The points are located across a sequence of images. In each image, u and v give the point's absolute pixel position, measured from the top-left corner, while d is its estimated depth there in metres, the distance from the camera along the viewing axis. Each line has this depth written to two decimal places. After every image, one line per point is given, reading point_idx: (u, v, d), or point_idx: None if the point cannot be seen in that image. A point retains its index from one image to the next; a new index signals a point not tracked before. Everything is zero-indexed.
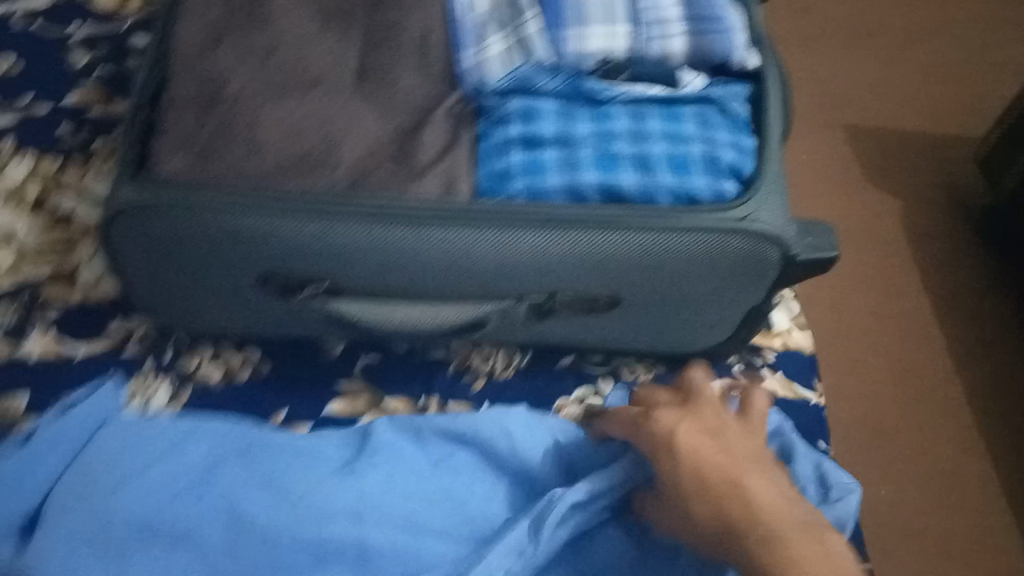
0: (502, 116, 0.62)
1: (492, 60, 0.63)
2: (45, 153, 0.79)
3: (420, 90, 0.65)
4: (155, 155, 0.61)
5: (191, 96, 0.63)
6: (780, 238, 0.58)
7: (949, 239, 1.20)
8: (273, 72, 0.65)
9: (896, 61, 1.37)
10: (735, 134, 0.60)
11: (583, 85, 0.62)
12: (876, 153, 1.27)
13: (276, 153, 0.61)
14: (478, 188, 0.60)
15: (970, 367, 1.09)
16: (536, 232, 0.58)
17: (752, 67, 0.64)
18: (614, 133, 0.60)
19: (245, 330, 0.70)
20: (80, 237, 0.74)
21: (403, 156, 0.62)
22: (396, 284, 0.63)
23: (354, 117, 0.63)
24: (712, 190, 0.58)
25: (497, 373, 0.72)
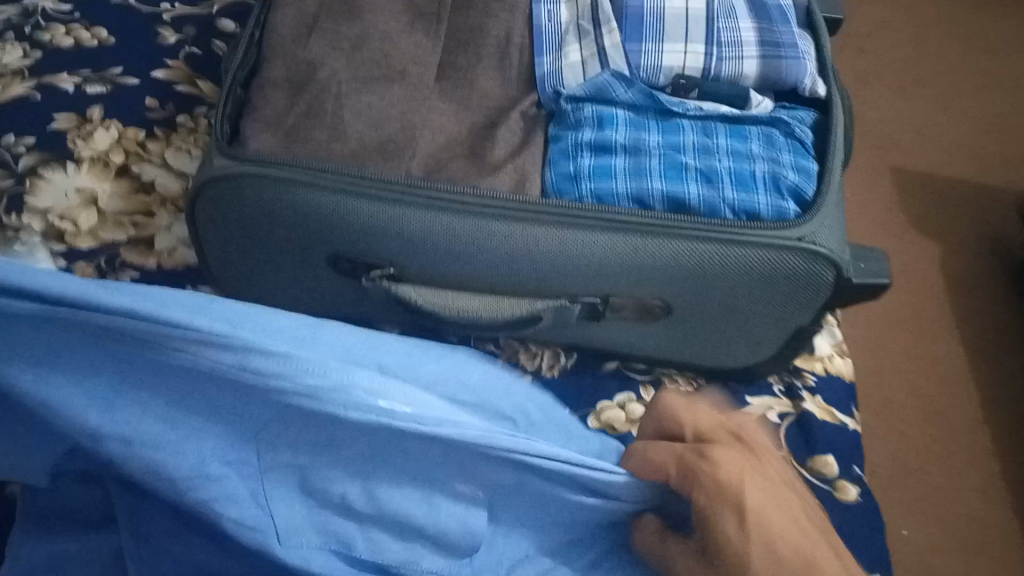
0: (575, 122, 0.65)
1: (569, 69, 0.68)
2: (132, 122, 0.83)
3: (498, 91, 0.68)
4: (247, 132, 0.65)
5: (284, 80, 0.67)
6: (836, 261, 0.60)
7: (990, 287, 1.20)
8: (361, 63, 0.69)
9: (949, 107, 1.39)
10: (798, 157, 0.63)
11: (655, 98, 0.65)
12: (922, 195, 1.28)
13: (358, 138, 0.65)
14: (547, 187, 0.63)
15: (1001, 413, 1.09)
16: (599, 235, 0.60)
17: (820, 95, 0.66)
18: (682, 146, 0.63)
19: (306, 307, 0.73)
20: (158, 206, 0.78)
21: (477, 152, 0.65)
22: (456, 275, 0.65)
23: (434, 111, 0.67)
24: (773, 207, 0.60)
25: (543, 371, 0.74)
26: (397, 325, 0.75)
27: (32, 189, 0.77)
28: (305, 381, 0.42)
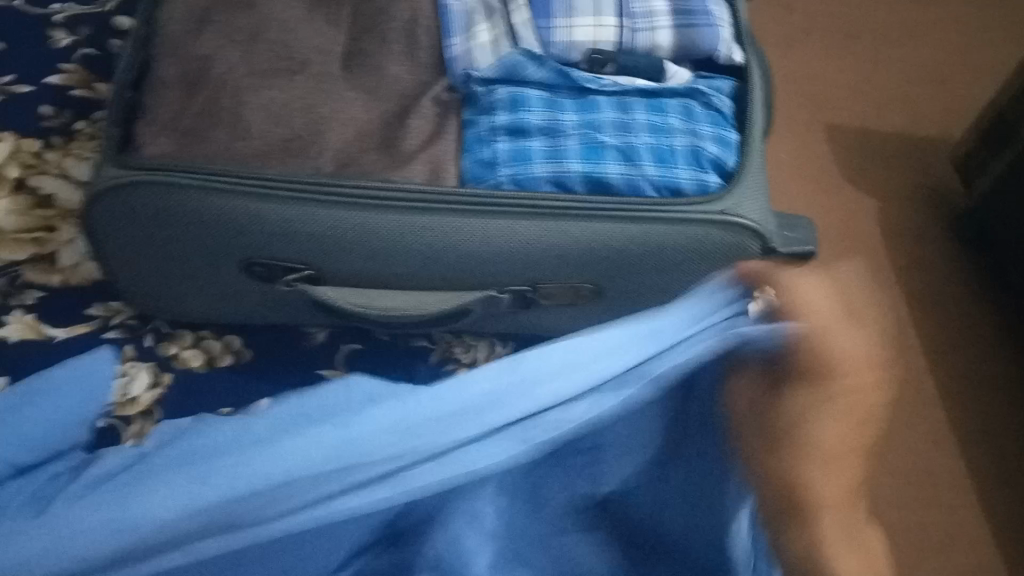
0: (488, 105, 0.62)
1: (479, 49, 0.65)
2: (25, 134, 0.78)
3: (408, 78, 0.65)
4: (141, 138, 0.61)
5: (177, 79, 0.63)
6: (760, 231, 0.59)
7: (925, 239, 1.22)
8: (260, 55, 0.65)
9: (877, 62, 1.39)
10: (718, 128, 0.61)
11: (569, 76, 0.63)
12: (855, 152, 1.29)
13: (261, 137, 0.61)
14: (464, 175, 0.61)
15: (943, 360, 1.11)
16: (521, 222, 0.58)
17: (737, 62, 0.65)
18: (600, 124, 0.61)
19: (224, 316, 0.69)
20: (61, 220, 0.74)
21: (390, 144, 0.62)
22: (377, 274, 0.62)
23: (341, 102, 0.64)
24: (695, 181, 0.59)
25: (479, 363, 0.73)
26: (325, 327, 0.72)
27: None
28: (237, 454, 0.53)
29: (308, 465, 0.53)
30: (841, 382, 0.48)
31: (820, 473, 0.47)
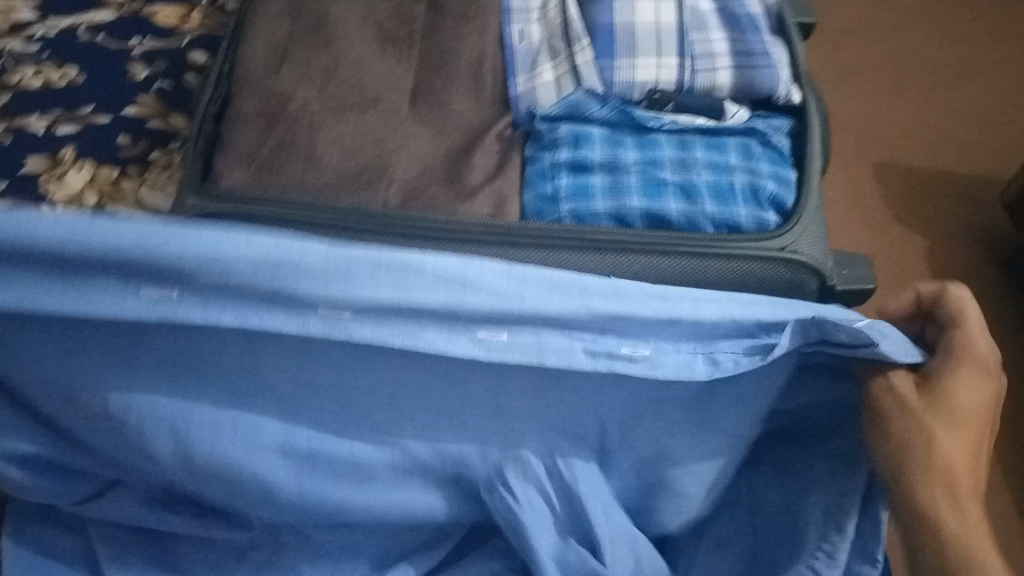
0: (551, 142, 0.64)
1: (543, 88, 0.68)
2: (104, 162, 0.82)
3: (472, 114, 0.68)
4: (220, 168, 0.64)
5: (255, 113, 0.67)
6: (819, 269, 0.59)
7: (978, 279, 1.20)
8: (333, 92, 0.68)
9: (928, 101, 1.39)
10: (777, 166, 0.62)
11: (630, 114, 0.65)
12: (905, 191, 1.28)
13: (332, 169, 0.64)
14: (526, 209, 0.63)
15: None
16: (581, 256, 0.59)
17: (796, 102, 0.66)
18: (660, 162, 0.62)
19: None
20: None
21: (454, 177, 0.64)
22: None
23: (408, 137, 0.66)
24: (754, 219, 0.60)
25: None
26: None
27: None
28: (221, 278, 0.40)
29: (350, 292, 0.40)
30: (979, 371, 0.48)
31: (950, 460, 0.47)
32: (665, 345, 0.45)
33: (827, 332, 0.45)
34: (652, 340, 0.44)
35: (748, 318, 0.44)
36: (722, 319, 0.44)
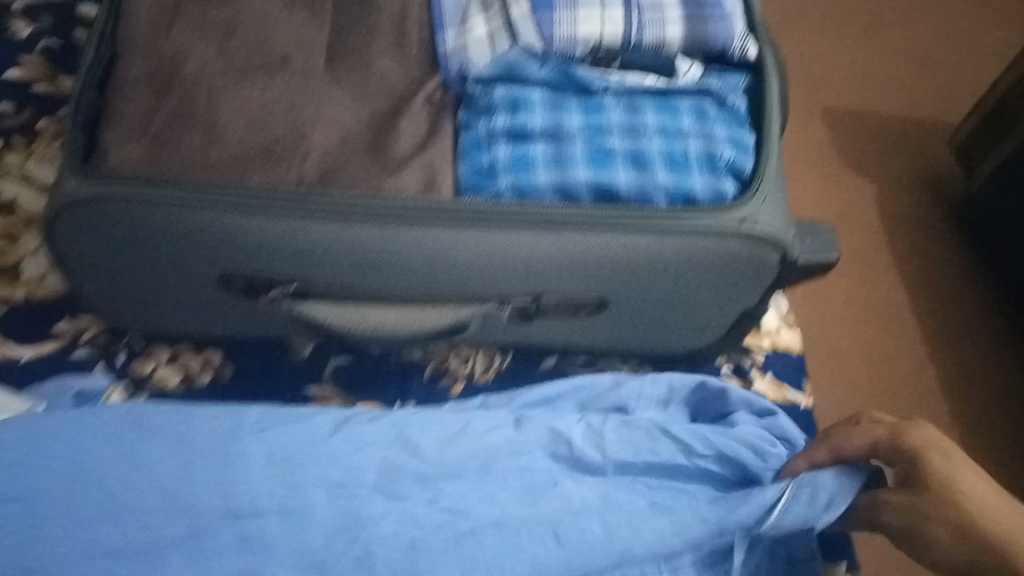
0: (487, 107, 0.58)
1: (475, 45, 0.60)
2: None
3: (397, 73, 0.61)
4: (105, 143, 0.55)
5: (145, 78, 0.58)
6: (781, 241, 0.55)
7: (926, 228, 1.19)
8: (237, 50, 0.60)
9: (878, 45, 1.35)
10: (733, 129, 0.57)
11: (573, 74, 0.58)
12: (857, 139, 1.25)
13: (240, 142, 0.56)
14: (460, 184, 0.56)
15: (945, 360, 1.08)
16: (523, 233, 0.54)
17: (752, 57, 0.60)
18: (607, 127, 0.57)
19: (201, 328, 0.64)
20: (24, 229, 0.69)
21: (379, 148, 0.58)
22: (368, 286, 0.58)
23: (326, 103, 0.59)
24: (710, 189, 0.55)
25: (475, 376, 0.69)
26: (311, 340, 0.67)
27: None
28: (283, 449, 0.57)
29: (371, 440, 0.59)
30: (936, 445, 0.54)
31: (964, 494, 0.51)
32: (688, 491, 0.61)
33: (754, 445, 0.63)
34: (671, 478, 0.62)
35: (716, 437, 0.63)
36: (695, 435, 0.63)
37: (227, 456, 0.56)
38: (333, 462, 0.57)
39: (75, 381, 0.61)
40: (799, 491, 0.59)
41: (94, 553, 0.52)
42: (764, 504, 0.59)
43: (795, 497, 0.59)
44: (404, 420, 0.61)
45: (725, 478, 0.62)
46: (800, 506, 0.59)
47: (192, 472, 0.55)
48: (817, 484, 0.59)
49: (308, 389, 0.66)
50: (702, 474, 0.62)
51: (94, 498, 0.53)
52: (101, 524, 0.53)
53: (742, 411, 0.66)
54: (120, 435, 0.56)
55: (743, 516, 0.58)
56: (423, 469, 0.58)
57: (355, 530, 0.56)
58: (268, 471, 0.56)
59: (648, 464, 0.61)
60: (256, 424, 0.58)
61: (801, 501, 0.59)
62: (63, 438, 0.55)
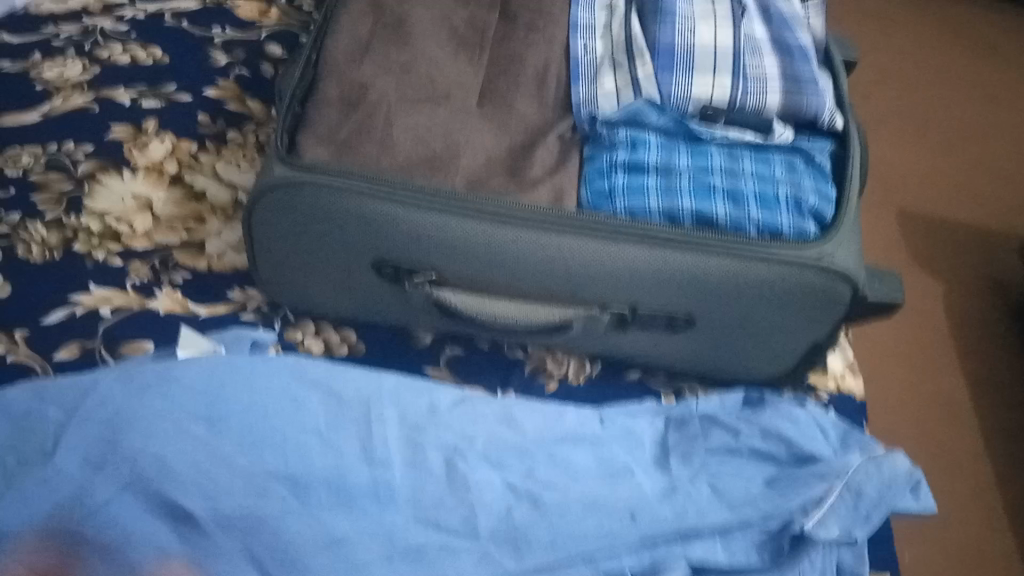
0: (610, 144, 0.70)
1: (603, 97, 0.73)
2: (182, 135, 0.88)
3: (535, 115, 0.74)
4: (303, 145, 0.69)
5: (338, 98, 0.72)
6: (854, 279, 0.64)
7: (990, 325, 1.24)
8: (410, 85, 0.74)
9: (952, 153, 1.44)
10: (819, 182, 0.68)
11: (686, 125, 0.70)
12: (926, 236, 1.33)
13: (407, 153, 0.69)
14: (583, 203, 0.68)
15: (1004, 449, 1.11)
16: (633, 248, 0.64)
17: (838, 128, 0.71)
18: (710, 168, 0.68)
19: (345, 310, 0.76)
20: (209, 213, 0.82)
21: (517, 170, 0.70)
22: (493, 281, 0.69)
23: (476, 132, 0.72)
24: (794, 227, 0.65)
25: (569, 379, 0.78)
26: (432, 331, 0.78)
27: (92, 195, 0.82)
28: (411, 410, 0.68)
29: (484, 413, 0.69)
30: None
31: None
32: (746, 474, 0.67)
33: (809, 444, 0.69)
34: (733, 463, 0.68)
35: (768, 422, 0.70)
36: (750, 424, 0.70)
37: (368, 413, 0.67)
38: (449, 430, 0.67)
39: (251, 333, 0.73)
40: (845, 493, 0.66)
41: (260, 472, 0.61)
42: (815, 496, 0.66)
43: (843, 497, 0.66)
44: (513, 405, 0.70)
45: (776, 457, 0.69)
46: (845, 508, 0.66)
47: (343, 424, 0.66)
48: (860, 492, 0.67)
49: (426, 370, 0.77)
50: (752, 454, 0.69)
51: (263, 433, 0.63)
52: (269, 451, 0.63)
53: (777, 401, 0.72)
54: (281, 385, 0.66)
55: (800, 500, 0.65)
56: (524, 447, 0.67)
57: (462, 491, 0.63)
58: (399, 431, 0.66)
59: (708, 452, 0.69)
60: (397, 391, 0.69)
61: (849, 503, 0.66)
62: (242, 383, 0.66)
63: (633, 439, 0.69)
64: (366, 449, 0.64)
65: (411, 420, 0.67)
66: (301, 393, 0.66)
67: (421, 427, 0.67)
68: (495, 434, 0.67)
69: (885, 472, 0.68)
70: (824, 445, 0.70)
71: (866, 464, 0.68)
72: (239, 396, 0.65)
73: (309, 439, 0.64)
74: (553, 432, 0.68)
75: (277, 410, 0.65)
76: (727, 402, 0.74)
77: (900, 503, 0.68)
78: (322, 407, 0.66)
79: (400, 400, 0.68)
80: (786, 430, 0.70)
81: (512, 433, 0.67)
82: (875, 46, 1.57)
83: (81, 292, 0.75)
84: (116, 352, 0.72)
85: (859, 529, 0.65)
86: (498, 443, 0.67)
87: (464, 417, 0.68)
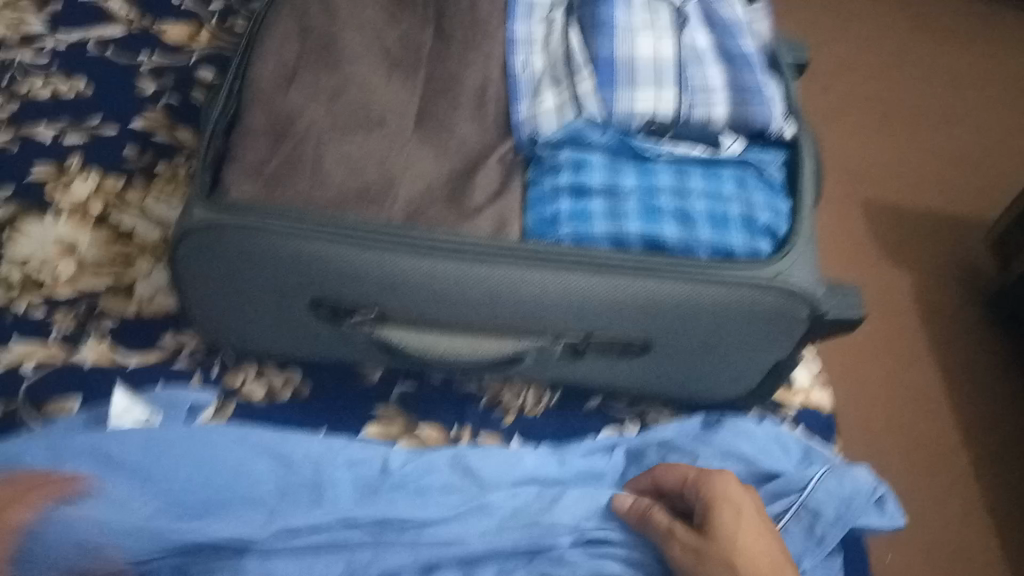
0: (552, 166, 0.67)
1: (545, 116, 0.69)
2: (109, 171, 0.83)
3: (475, 137, 0.70)
4: (227, 182, 0.65)
5: (264, 130, 0.68)
6: (811, 296, 0.61)
7: (961, 315, 1.22)
8: (341, 112, 0.70)
9: (913, 142, 1.43)
10: (770, 197, 0.65)
11: (630, 142, 0.68)
12: (890, 229, 1.31)
13: (339, 186, 0.65)
14: (527, 230, 0.64)
15: (976, 442, 1.09)
16: (579, 275, 0.61)
17: (788, 136, 0.69)
18: (657, 188, 0.65)
19: (287, 352, 0.73)
20: (138, 255, 0.78)
21: (456, 198, 0.66)
22: (437, 315, 0.65)
23: (412, 158, 0.68)
24: (747, 246, 0.63)
25: (526, 411, 0.74)
26: (381, 367, 0.74)
27: (12, 242, 0.77)
28: (359, 466, 0.64)
29: (435, 463, 0.65)
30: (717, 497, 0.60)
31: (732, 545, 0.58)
32: None
33: (771, 461, 0.68)
34: None
35: (728, 442, 0.69)
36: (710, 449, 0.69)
37: (319, 477, 0.63)
38: (403, 490, 0.63)
39: (187, 395, 0.69)
40: (801, 512, 0.65)
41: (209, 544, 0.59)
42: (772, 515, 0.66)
43: (799, 518, 0.65)
44: (466, 451, 0.65)
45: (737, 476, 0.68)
46: (800, 529, 0.65)
47: (292, 490, 0.62)
48: (819, 511, 0.65)
49: (375, 411, 0.73)
50: None
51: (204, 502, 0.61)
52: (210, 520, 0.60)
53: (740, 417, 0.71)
54: (216, 451, 0.62)
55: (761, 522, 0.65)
56: (484, 500, 0.63)
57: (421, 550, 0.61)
58: (351, 492, 0.62)
59: None
60: (344, 451, 0.64)
61: (805, 525, 0.65)
62: (183, 450, 0.62)
63: (595, 478, 0.67)
64: (316, 513, 0.61)
65: (361, 479, 0.63)
66: (238, 455, 0.62)
67: (375, 483, 0.63)
68: (448, 485, 0.64)
69: (846, 489, 0.66)
70: (787, 457, 0.69)
71: (828, 481, 0.66)
72: (179, 466, 0.62)
73: (256, 508, 0.61)
74: (510, 473, 0.65)
75: (220, 472, 0.62)
76: (693, 425, 0.71)
77: (863, 519, 0.65)
78: (266, 468, 0.63)
79: (346, 458, 0.64)
80: (749, 448, 0.69)
81: (467, 486, 0.64)
82: (831, 38, 1.56)
83: (0, 349, 0.70)
84: (41, 414, 0.67)
85: (813, 556, 0.64)
86: (453, 493, 0.63)
87: (416, 470, 0.64)
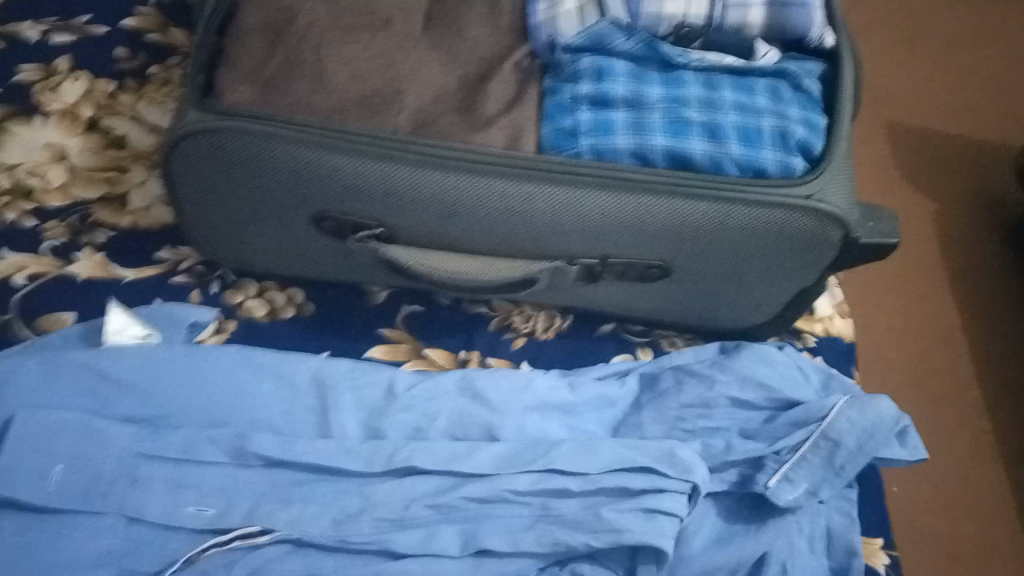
0: (572, 74, 0.62)
1: (565, 17, 0.64)
2: (100, 73, 0.78)
3: (489, 41, 0.65)
4: (222, 84, 0.60)
5: (261, 29, 0.63)
6: (845, 219, 0.58)
7: (987, 244, 1.18)
8: (345, 11, 0.64)
9: (947, 61, 1.35)
10: (807, 111, 0.60)
11: (658, 49, 0.62)
12: (918, 152, 1.25)
13: (342, 91, 0.61)
14: (543, 143, 0.60)
15: (992, 374, 1.07)
16: (598, 193, 0.57)
17: (829, 45, 0.63)
18: (686, 100, 0.60)
19: (289, 268, 0.69)
20: (132, 163, 0.74)
21: (468, 107, 0.61)
22: (447, 232, 0.62)
23: (421, 63, 0.63)
24: (780, 164, 0.58)
25: (537, 333, 0.72)
26: (387, 286, 0.72)
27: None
28: (363, 387, 0.62)
29: (444, 388, 0.63)
30: None
31: None
32: (721, 426, 0.63)
33: (791, 389, 0.64)
34: (711, 414, 0.63)
35: (747, 368, 0.64)
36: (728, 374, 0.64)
37: (322, 399, 0.61)
38: (409, 411, 0.62)
39: (185, 312, 0.65)
40: (820, 443, 0.61)
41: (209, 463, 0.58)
42: (789, 443, 0.62)
43: (818, 447, 0.61)
44: (473, 372, 0.64)
45: (757, 403, 0.64)
46: (818, 459, 0.61)
47: (296, 413, 0.61)
48: (839, 442, 0.61)
49: (380, 331, 0.71)
50: (732, 402, 0.64)
51: (207, 426, 0.59)
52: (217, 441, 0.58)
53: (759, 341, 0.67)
54: (216, 368, 0.61)
55: (776, 446, 0.62)
56: (493, 422, 0.61)
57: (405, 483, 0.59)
58: (357, 414, 0.62)
59: (683, 407, 0.64)
60: (348, 374, 0.62)
61: (824, 455, 0.61)
62: (186, 369, 0.60)
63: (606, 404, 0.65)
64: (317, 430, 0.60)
65: (363, 401, 0.62)
66: (245, 372, 0.61)
67: (384, 404, 0.62)
68: (457, 408, 0.62)
69: (868, 419, 0.62)
70: (804, 388, 0.65)
71: (848, 409, 0.62)
72: (180, 386, 0.60)
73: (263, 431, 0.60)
74: (518, 398, 0.63)
75: (227, 383, 0.60)
76: (712, 349, 0.68)
77: (885, 451, 0.62)
78: (271, 388, 0.61)
79: (351, 382, 0.62)
80: (769, 374, 0.64)
81: (472, 409, 0.62)
82: None
83: None
84: (34, 325, 0.65)
85: (828, 488, 0.61)
86: (460, 416, 0.62)
87: (423, 393, 0.63)
